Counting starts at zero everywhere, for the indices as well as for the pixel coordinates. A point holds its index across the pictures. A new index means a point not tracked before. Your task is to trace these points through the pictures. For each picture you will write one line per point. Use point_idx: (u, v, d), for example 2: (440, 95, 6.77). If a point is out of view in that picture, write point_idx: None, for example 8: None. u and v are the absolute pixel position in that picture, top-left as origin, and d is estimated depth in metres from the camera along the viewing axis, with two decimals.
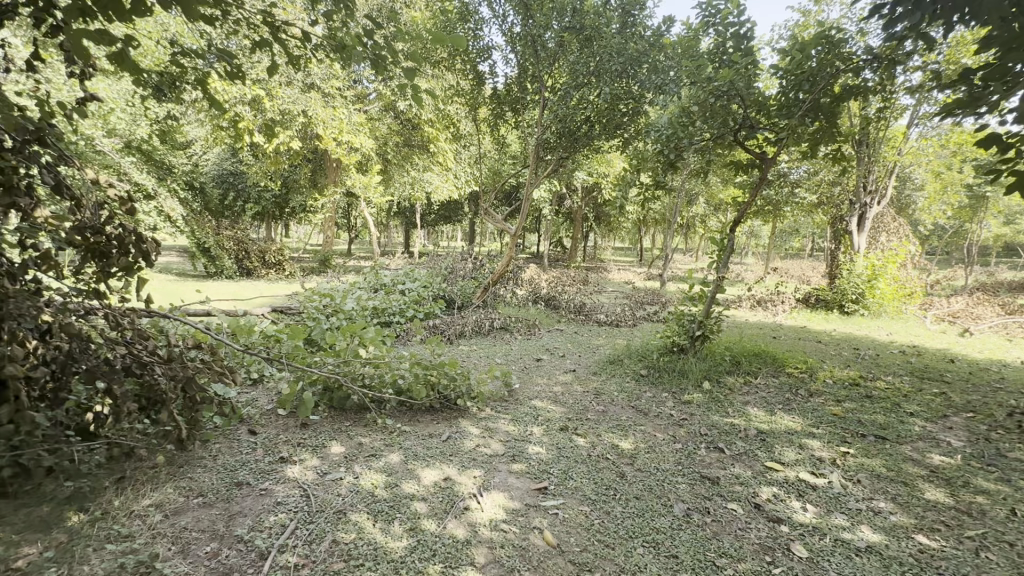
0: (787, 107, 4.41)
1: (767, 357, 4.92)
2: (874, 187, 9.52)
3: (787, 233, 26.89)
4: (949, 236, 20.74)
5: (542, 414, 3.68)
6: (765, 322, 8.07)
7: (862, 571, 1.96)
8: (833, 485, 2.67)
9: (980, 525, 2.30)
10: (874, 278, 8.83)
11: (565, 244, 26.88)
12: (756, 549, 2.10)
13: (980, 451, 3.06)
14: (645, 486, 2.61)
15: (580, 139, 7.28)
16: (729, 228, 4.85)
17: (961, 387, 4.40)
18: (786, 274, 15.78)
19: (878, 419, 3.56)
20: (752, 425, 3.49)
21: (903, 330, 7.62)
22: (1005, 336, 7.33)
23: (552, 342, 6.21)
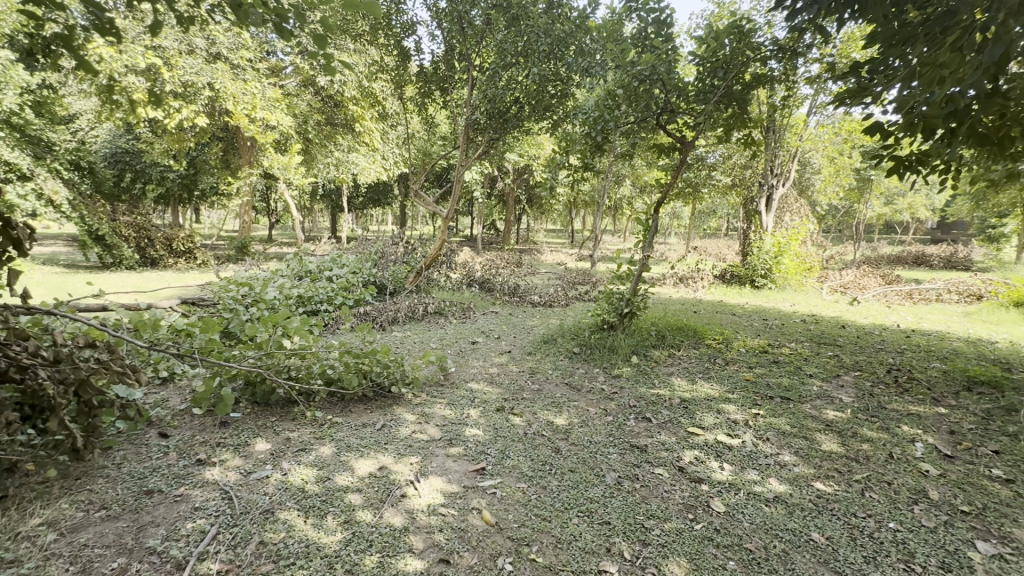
0: (704, 92, 4.63)
1: (688, 331, 5.25)
2: (780, 171, 10.31)
3: (705, 214, 28.60)
4: (841, 215, 23.11)
5: (479, 396, 3.69)
6: (686, 298, 8.58)
7: (770, 520, 2.17)
8: (746, 444, 2.92)
9: (864, 469, 2.62)
10: (780, 254, 9.64)
11: (498, 227, 26.92)
12: (680, 508, 2.26)
13: (865, 405, 3.48)
14: (579, 459, 2.71)
15: (510, 120, 7.25)
16: (653, 209, 5.05)
17: (851, 349, 4.96)
18: (705, 253, 16.87)
19: (783, 382, 3.94)
20: (676, 394, 3.72)
21: (804, 301, 8.42)
22: (885, 304, 8.34)
23: (487, 324, 6.23)
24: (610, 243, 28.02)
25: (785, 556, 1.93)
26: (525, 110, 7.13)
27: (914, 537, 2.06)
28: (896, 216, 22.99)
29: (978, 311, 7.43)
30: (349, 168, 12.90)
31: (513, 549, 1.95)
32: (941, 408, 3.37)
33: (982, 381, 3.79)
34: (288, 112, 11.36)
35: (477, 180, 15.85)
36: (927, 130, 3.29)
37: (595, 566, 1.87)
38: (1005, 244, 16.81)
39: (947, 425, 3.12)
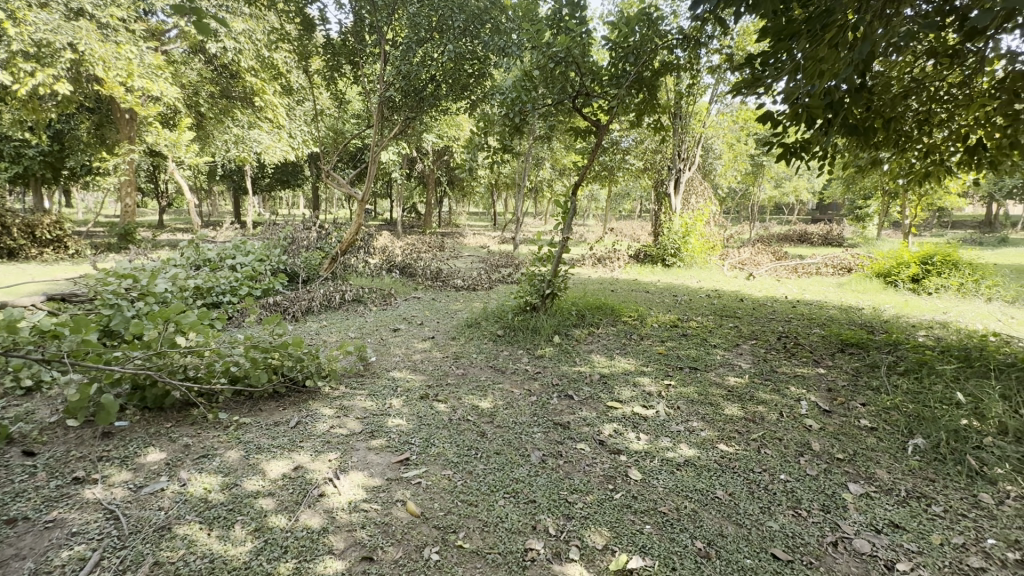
0: (617, 77, 4.75)
1: (606, 309, 5.47)
2: (686, 155, 10.97)
3: (620, 196, 29.90)
4: (739, 197, 25.21)
5: (401, 385, 3.59)
6: (604, 278, 8.93)
7: (681, 482, 2.33)
8: (659, 414, 3.10)
9: (760, 428, 2.90)
10: (687, 234, 10.31)
11: (419, 210, 26.30)
12: (602, 480, 2.36)
13: (760, 369, 3.85)
14: (504, 441, 2.73)
15: (426, 98, 7.01)
16: (571, 191, 5.14)
17: (748, 320, 5.45)
18: (621, 233, 17.65)
19: (691, 353, 4.24)
20: (596, 370, 3.87)
21: (708, 277, 9.10)
22: (776, 278, 9.25)
23: (410, 310, 6.07)
24: (532, 226, 28.41)
25: (694, 514, 2.09)
26: (442, 88, 6.91)
27: (801, 485, 2.32)
28: (783, 198, 25.52)
29: (848, 282, 8.49)
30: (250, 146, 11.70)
31: (439, 538, 1.92)
32: (821, 369, 3.82)
33: (852, 343, 4.34)
34: (174, 81, 10.12)
35: (395, 161, 15.27)
36: (809, 121, 3.61)
37: (522, 545, 1.89)
38: (868, 223, 19.31)
39: (826, 383, 3.54)
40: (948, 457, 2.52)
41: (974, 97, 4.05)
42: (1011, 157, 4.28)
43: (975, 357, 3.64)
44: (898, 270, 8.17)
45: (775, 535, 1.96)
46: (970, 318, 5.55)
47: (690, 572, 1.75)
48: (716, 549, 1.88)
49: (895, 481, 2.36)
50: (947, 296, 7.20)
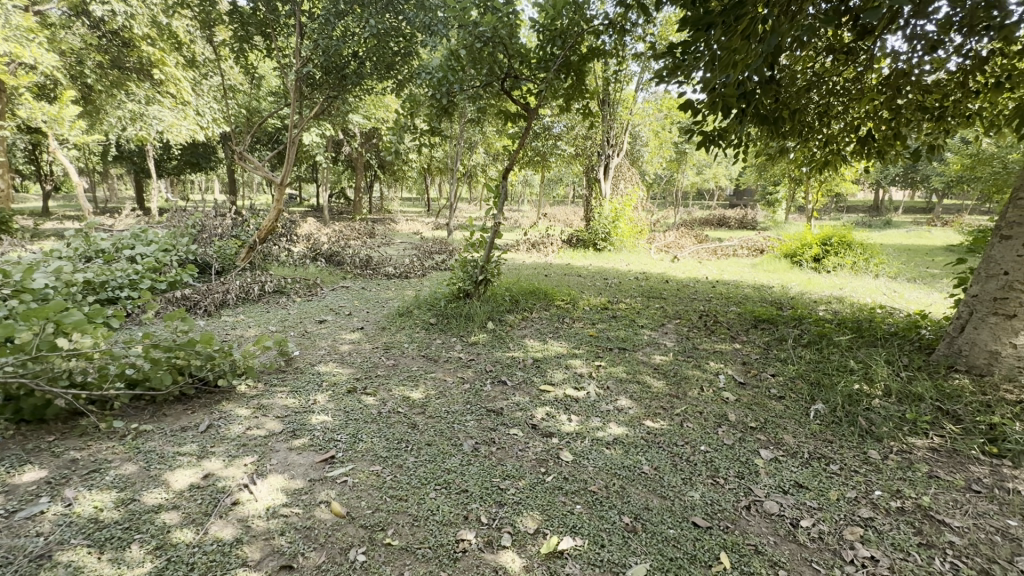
0: (544, 60, 4.74)
1: (539, 294, 5.52)
2: (614, 142, 11.27)
3: (553, 181, 30.25)
4: (664, 183, 26.39)
5: (327, 379, 3.41)
6: (538, 263, 9.00)
7: (610, 461, 2.39)
8: (590, 395, 3.17)
9: (683, 403, 3.05)
10: (617, 219, 10.63)
11: (348, 195, 25.18)
12: (533, 464, 2.37)
13: (683, 347, 4.05)
14: (436, 432, 2.66)
15: (349, 76, 6.65)
16: (502, 175, 5.10)
17: (673, 300, 5.72)
18: (555, 219, 17.91)
19: (621, 333, 4.38)
20: (529, 355, 3.89)
21: (636, 260, 9.45)
22: (697, 260, 9.80)
23: (337, 301, 5.79)
24: (467, 212, 28.08)
25: (622, 491, 2.15)
26: (366, 67, 6.55)
27: (718, 454, 2.47)
28: (704, 185, 27.04)
29: (760, 262, 9.16)
30: (150, 123, 10.45)
31: (366, 538, 1.84)
32: (736, 344, 4.09)
33: (764, 319, 4.68)
34: (51, 48, 8.87)
35: (319, 143, 14.42)
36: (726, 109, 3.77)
37: (453, 537, 1.85)
38: (777, 207, 20.93)
39: (741, 357, 3.79)
40: (843, 420, 2.79)
41: (864, 92, 4.43)
42: (894, 148, 4.76)
43: (865, 327, 4.04)
44: (802, 251, 8.92)
45: (696, 505, 2.06)
46: (862, 293, 6.17)
47: (618, 548, 1.80)
48: (642, 523, 1.94)
49: (799, 445, 2.57)
50: (843, 274, 7.99)
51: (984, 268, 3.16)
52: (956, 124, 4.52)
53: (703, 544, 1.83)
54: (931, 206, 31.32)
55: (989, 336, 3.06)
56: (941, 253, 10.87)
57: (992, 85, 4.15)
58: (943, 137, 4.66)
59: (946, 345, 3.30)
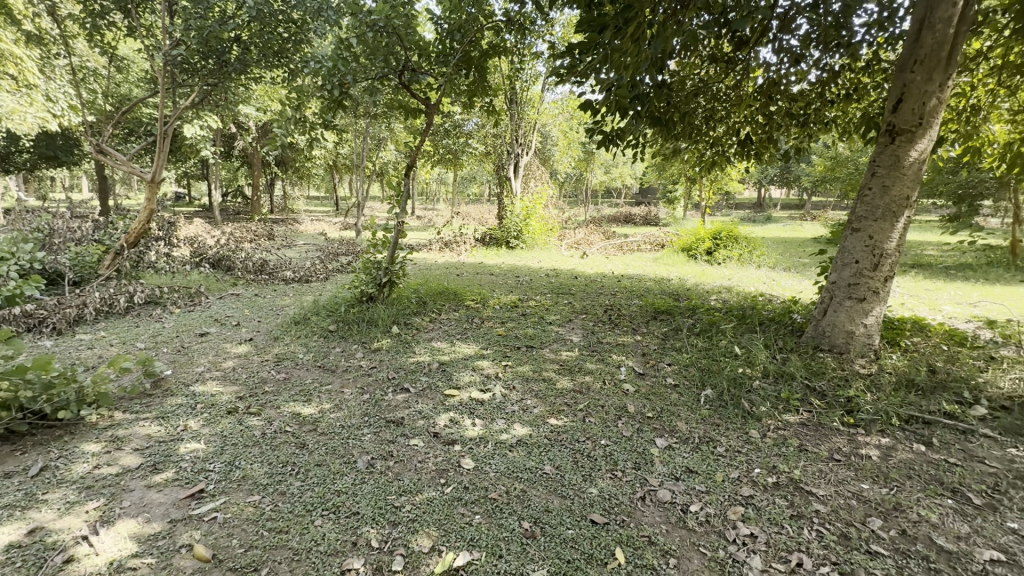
0: (444, 55, 4.61)
1: (449, 294, 5.39)
2: (523, 141, 11.41)
3: (468, 178, 30.13)
4: (575, 181, 27.30)
5: (203, 401, 3.03)
6: (450, 261, 8.82)
7: (512, 465, 2.33)
8: (496, 396, 3.12)
9: (586, 398, 3.09)
10: (528, 217, 10.76)
11: (245, 195, 23.15)
12: (432, 475, 2.26)
13: (588, 342, 4.13)
14: (327, 450, 2.45)
15: (231, 63, 6.03)
16: (404, 172, 4.87)
17: (580, 295, 5.86)
18: (469, 217, 17.77)
19: (529, 331, 4.38)
20: (435, 358, 3.75)
21: (548, 257, 9.62)
22: (604, 255, 10.21)
23: (224, 310, 5.23)
24: (379, 211, 27.04)
25: (523, 495, 2.10)
26: (251, 53, 6.00)
27: (617, 447, 2.51)
28: (612, 183, 28.39)
29: (661, 256, 9.73)
30: None
31: None
32: (638, 335, 4.25)
33: (662, 311, 4.93)
34: None
35: (205, 136, 13.06)
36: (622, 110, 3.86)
37: (338, 568, 1.69)
38: (676, 204, 22.51)
39: (641, 348, 3.95)
40: (729, 402, 2.98)
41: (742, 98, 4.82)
42: (769, 151, 5.24)
43: (748, 314, 4.39)
44: (696, 244, 9.59)
45: (594, 501, 2.08)
46: (746, 283, 6.75)
47: (516, 557, 1.74)
48: (541, 526, 1.91)
49: (690, 431, 2.70)
50: (731, 265, 8.71)
51: (840, 258, 3.51)
52: (817, 129, 5.08)
53: (599, 541, 1.83)
54: (802, 203, 35.48)
55: (847, 318, 3.43)
56: (812, 243, 12.28)
57: (844, 95, 4.69)
58: (807, 141, 5.22)
59: (813, 328, 3.66)
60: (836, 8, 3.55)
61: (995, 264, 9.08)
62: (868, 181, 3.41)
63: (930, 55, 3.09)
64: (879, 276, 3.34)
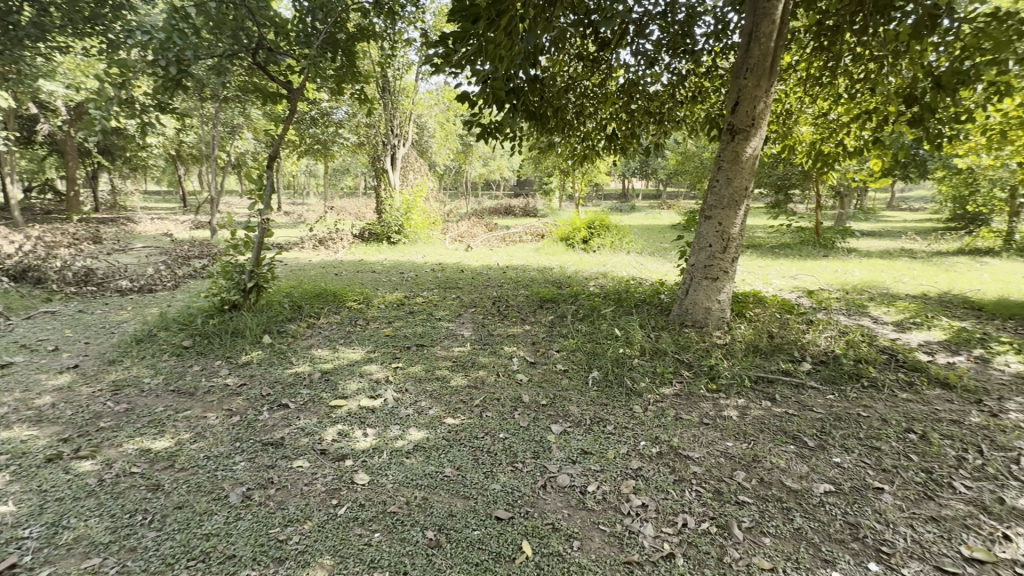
0: (306, 34, 4.20)
1: (327, 296, 4.99)
2: (399, 131, 11.02)
3: (340, 170, 28.30)
4: (454, 174, 27.14)
5: (9, 450, 2.41)
6: (325, 261, 8.20)
7: (411, 473, 2.22)
8: (388, 401, 2.95)
9: (481, 393, 3.07)
10: (409, 211, 10.43)
11: (54, 190, 19.05)
12: (321, 498, 2.05)
13: (479, 335, 4.12)
14: (191, 488, 2.11)
15: (21, 26, 4.87)
16: (266, 164, 4.35)
17: (468, 289, 5.82)
18: (344, 212, 16.71)
19: (418, 330, 4.23)
20: (317, 368, 3.44)
21: (431, 252, 9.43)
22: (488, 248, 10.31)
23: (33, 333, 4.24)
24: (237, 207, 24.17)
25: (425, 503, 2.01)
26: (50, 16, 4.96)
27: (516, 439, 2.54)
28: (490, 176, 28.77)
29: (542, 246, 10.09)
30: None
31: None
32: (527, 325, 4.35)
33: (547, 300, 5.10)
34: None
35: None
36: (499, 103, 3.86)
37: None
38: (551, 195, 23.60)
39: (531, 338, 4.04)
40: (613, 382, 3.18)
41: (607, 96, 5.13)
42: (632, 146, 5.66)
43: (624, 298, 4.74)
44: (573, 233, 10.12)
45: (497, 497, 2.06)
46: (619, 268, 7.29)
47: (421, 571, 1.66)
48: (446, 533, 1.84)
49: (582, 414, 2.82)
50: (605, 252, 9.36)
51: (697, 242, 3.93)
52: (671, 127, 5.62)
53: (506, 538, 1.83)
54: (659, 194, 39.57)
55: (705, 296, 3.87)
56: (670, 230, 13.72)
57: (691, 97, 5.25)
58: (662, 138, 5.74)
59: (678, 307, 4.05)
60: (680, 17, 4.06)
61: (805, 242, 11.00)
62: (715, 174, 3.85)
63: (757, 65, 3.57)
64: (727, 257, 3.80)
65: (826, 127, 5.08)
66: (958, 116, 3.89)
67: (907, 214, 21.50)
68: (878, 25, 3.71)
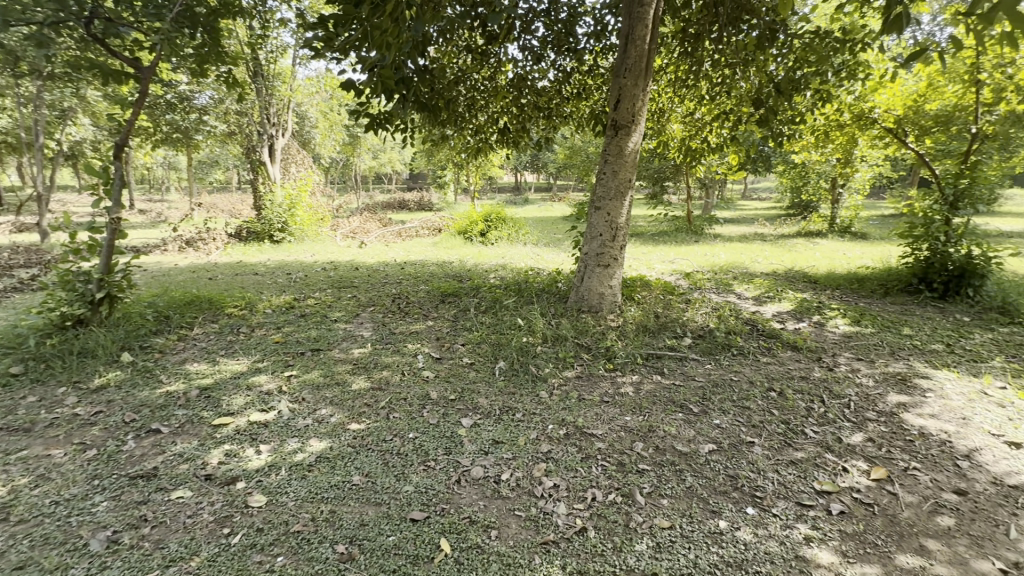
0: (155, 6, 3.66)
1: (201, 304, 4.44)
2: (276, 120, 10.13)
3: (207, 163, 25.32)
4: (341, 167, 25.66)
5: None
6: (195, 264, 7.28)
7: (316, 486, 2.08)
8: (283, 413, 2.72)
9: (386, 394, 2.96)
10: (293, 207, 9.65)
11: None
12: (210, 529, 1.84)
13: (380, 335, 3.96)
14: (36, 542, 1.76)
15: None
16: (112, 154, 3.73)
17: (365, 288, 5.56)
18: (216, 209, 14.97)
19: (312, 334, 3.94)
20: (193, 385, 3.04)
21: (321, 250, 8.83)
22: (384, 244, 9.92)
23: None
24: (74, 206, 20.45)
25: (333, 517, 1.89)
26: None
27: (427, 437, 2.49)
28: (381, 170, 27.70)
29: (440, 240, 9.95)
30: None
31: None
32: (429, 321, 4.27)
33: (449, 294, 5.05)
34: None
35: None
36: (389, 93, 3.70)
37: None
38: (446, 189, 23.41)
39: (435, 333, 3.97)
40: (519, 370, 3.26)
41: (497, 90, 5.19)
42: (524, 139, 5.79)
43: (524, 288, 4.85)
44: (471, 226, 10.12)
45: (411, 498, 2.01)
46: (518, 260, 7.45)
47: None
48: (359, 545, 1.75)
49: (491, 404, 2.84)
50: (503, 244, 9.51)
51: (588, 232, 4.14)
52: (559, 122, 5.84)
53: (423, 539, 1.79)
54: (550, 187, 41.14)
55: (598, 282, 4.10)
56: (562, 221, 14.33)
57: (576, 94, 5.51)
58: (551, 132, 5.94)
59: (575, 294, 4.25)
60: (563, 16, 4.23)
61: (680, 229, 12.17)
62: (602, 166, 4.08)
63: (634, 65, 3.83)
64: (616, 245, 4.07)
65: (692, 125, 5.65)
66: (794, 117, 4.55)
67: (756, 204, 24.80)
68: (730, 35, 4.19)
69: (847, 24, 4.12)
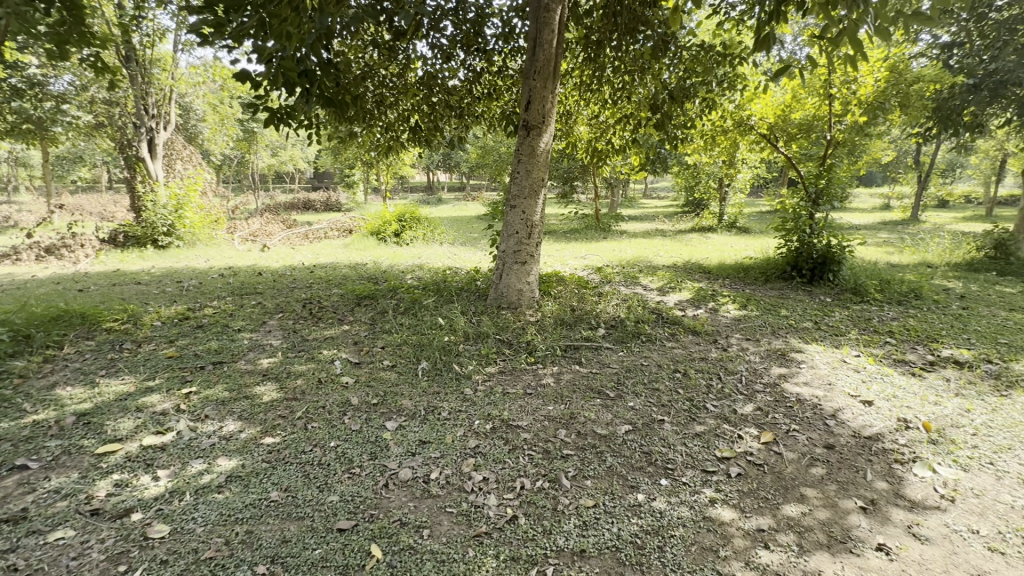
0: None
1: (71, 319, 3.88)
2: (155, 112, 9.10)
3: (68, 159, 22.00)
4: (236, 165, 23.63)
5: None
6: (60, 274, 6.33)
7: (228, 507, 1.93)
8: (183, 434, 2.47)
9: (303, 404, 2.80)
10: (180, 208, 8.73)
11: None
12: (101, 569, 1.64)
13: (291, 342, 3.73)
14: None
15: None
16: None
17: (270, 293, 5.20)
18: (83, 212, 13.10)
19: (213, 345, 3.62)
20: (67, 412, 2.66)
21: (217, 255, 8.08)
22: (289, 246, 9.31)
23: None
24: None
25: (250, 537, 1.77)
26: None
27: (350, 444, 2.40)
28: (282, 168, 25.92)
29: (351, 241, 9.55)
30: None
31: None
32: (345, 326, 4.10)
33: (365, 296, 4.88)
34: None
35: None
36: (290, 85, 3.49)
37: None
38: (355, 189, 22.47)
39: (352, 338, 3.83)
40: (442, 369, 3.25)
41: (407, 87, 5.09)
42: (436, 138, 5.73)
43: (443, 287, 4.83)
44: (385, 227, 9.81)
45: (336, 508, 1.93)
46: (434, 260, 7.37)
47: None
48: (281, 563, 1.66)
49: (415, 406, 2.81)
50: (418, 245, 9.35)
51: (505, 230, 4.22)
52: (471, 121, 5.85)
53: (352, 547, 1.73)
54: (463, 186, 41.03)
55: (516, 279, 4.20)
56: (477, 220, 14.39)
57: (486, 94, 5.56)
58: (464, 132, 5.95)
59: (494, 292, 4.31)
60: (471, 16, 4.26)
61: (590, 227, 12.76)
62: (516, 165, 4.17)
63: (543, 67, 3.96)
64: (532, 242, 4.19)
65: (598, 128, 5.96)
66: (686, 122, 4.97)
67: (657, 202, 26.50)
68: (628, 44, 4.48)
69: (726, 39, 4.59)
